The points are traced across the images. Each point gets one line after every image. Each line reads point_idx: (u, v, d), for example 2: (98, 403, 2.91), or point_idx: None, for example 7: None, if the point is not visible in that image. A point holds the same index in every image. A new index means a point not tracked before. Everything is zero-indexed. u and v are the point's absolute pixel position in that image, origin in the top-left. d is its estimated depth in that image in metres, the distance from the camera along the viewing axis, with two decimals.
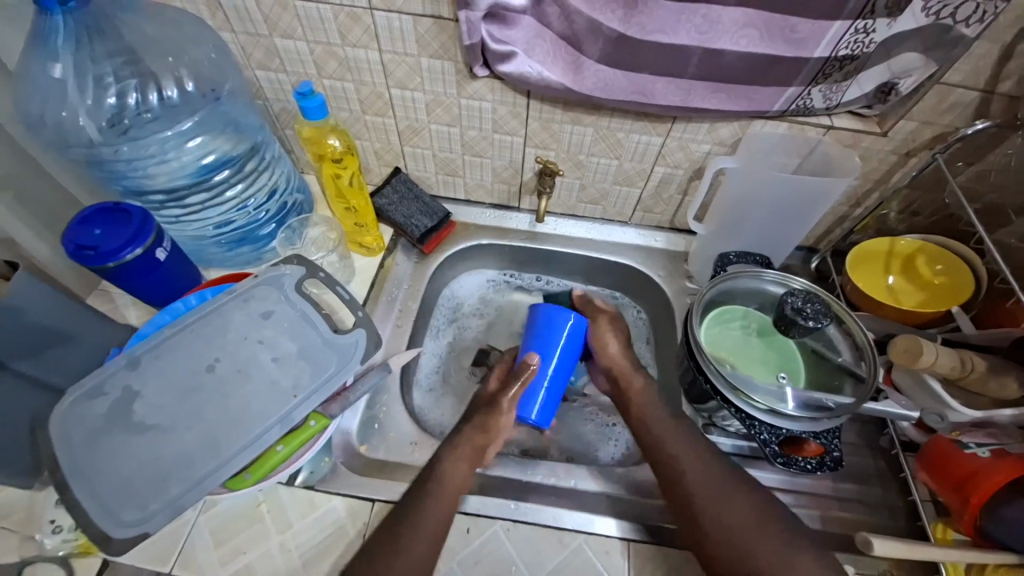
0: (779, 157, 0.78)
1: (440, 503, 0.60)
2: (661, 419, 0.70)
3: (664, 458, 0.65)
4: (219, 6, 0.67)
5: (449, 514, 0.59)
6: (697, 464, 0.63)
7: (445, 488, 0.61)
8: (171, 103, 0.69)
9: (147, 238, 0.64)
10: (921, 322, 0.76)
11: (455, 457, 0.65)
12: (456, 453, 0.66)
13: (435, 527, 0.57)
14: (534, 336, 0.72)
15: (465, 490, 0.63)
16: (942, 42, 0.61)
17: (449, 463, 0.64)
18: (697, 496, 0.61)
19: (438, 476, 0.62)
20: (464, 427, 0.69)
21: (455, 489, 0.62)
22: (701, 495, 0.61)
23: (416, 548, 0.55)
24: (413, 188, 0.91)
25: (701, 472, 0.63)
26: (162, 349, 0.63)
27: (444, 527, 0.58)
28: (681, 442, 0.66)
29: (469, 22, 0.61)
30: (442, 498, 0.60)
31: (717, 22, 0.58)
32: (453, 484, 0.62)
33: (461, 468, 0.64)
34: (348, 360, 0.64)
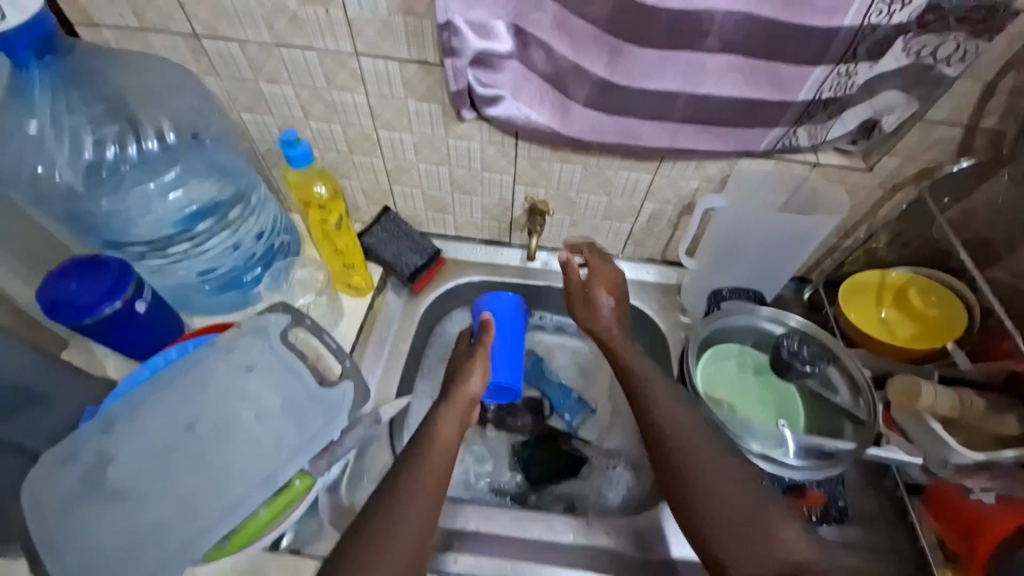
0: (767, 193, 0.78)
1: (434, 464, 0.58)
2: (656, 379, 0.67)
3: (646, 412, 0.64)
4: (203, 52, 0.67)
5: (443, 472, 0.58)
6: (676, 415, 0.63)
7: (437, 445, 0.60)
8: (151, 155, 0.69)
9: (126, 290, 0.62)
10: (915, 357, 0.76)
11: (446, 412, 0.64)
12: (446, 408, 0.64)
13: (430, 485, 0.56)
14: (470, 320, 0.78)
15: (456, 450, 0.62)
16: (923, 81, 0.62)
17: (440, 420, 0.63)
18: (676, 444, 0.60)
19: (431, 436, 0.60)
20: (447, 388, 0.67)
21: (445, 447, 0.61)
22: (678, 445, 0.60)
23: (416, 505, 0.54)
24: (402, 226, 0.90)
25: (683, 422, 0.62)
26: (138, 410, 0.60)
27: (438, 486, 0.57)
28: (662, 392, 0.65)
29: (454, 69, 0.62)
30: (435, 457, 0.59)
31: (703, 68, 0.58)
32: (445, 443, 0.61)
33: (450, 425, 0.62)
34: (335, 415, 0.63)
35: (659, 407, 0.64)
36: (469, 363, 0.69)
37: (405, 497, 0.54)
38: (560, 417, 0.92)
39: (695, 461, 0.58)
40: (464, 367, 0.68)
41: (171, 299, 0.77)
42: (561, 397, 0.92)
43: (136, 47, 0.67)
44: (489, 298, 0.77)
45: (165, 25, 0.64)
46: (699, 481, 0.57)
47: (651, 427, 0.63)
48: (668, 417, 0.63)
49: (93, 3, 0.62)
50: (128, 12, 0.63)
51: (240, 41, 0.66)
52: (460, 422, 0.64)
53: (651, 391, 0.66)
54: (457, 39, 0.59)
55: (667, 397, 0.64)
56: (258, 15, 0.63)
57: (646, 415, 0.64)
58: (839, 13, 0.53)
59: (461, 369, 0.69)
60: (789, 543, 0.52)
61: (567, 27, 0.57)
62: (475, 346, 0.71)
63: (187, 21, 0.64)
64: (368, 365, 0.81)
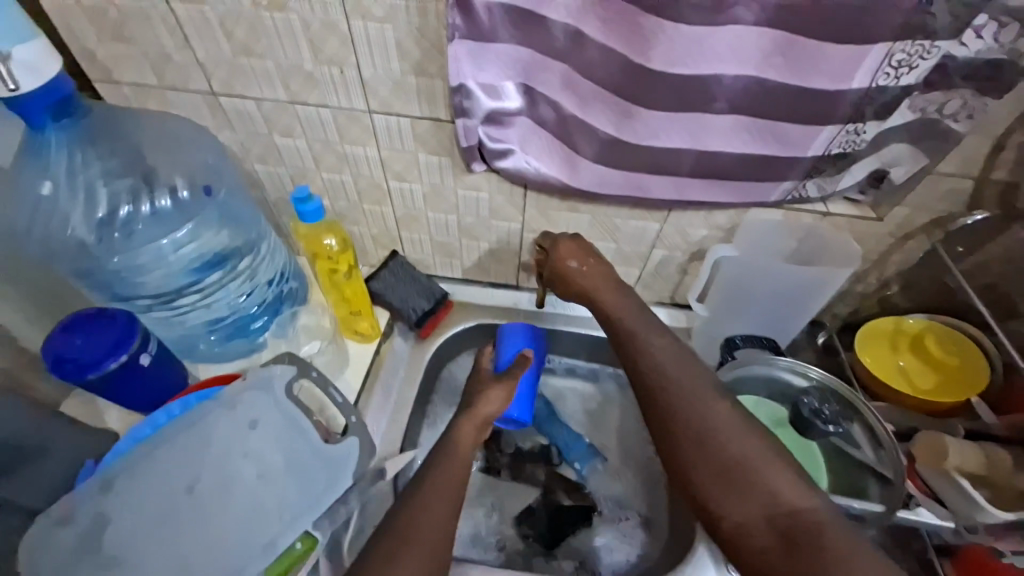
0: (775, 241, 0.78)
1: (454, 469, 0.63)
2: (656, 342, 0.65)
3: (638, 371, 0.63)
4: (220, 108, 0.69)
5: (461, 477, 0.62)
6: (667, 368, 0.62)
7: (458, 453, 0.65)
8: (164, 212, 0.70)
9: (133, 344, 0.63)
10: (935, 412, 0.75)
11: (466, 422, 0.68)
12: (466, 418, 0.69)
13: (449, 487, 0.60)
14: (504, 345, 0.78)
15: (472, 456, 0.66)
16: (931, 134, 0.62)
17: (461, 429, 0.68)
18: (668, 397, 0.60)
19: (451, 444, 0.65)
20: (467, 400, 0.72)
21: (463, 454, 0.65)
22: (670, 398, 0.60)
23: (437, 505, 0.58)
24: (410, 270, 0.90)
25: (675, 377, 0.61)
26: (138, 469, 0.60)
27: (455, 487, 0.61)
28: (654, 348, 0.64)
29: (465, 127, 0.63)
30: (455, 462, 0.64)
31: (711, 127, 0.58)
32: (464, 449, 0.66)
33: (469, 431, 0.67)
34: (340, 474, 0.63)
35: (652, 364, 0.63)
36: (494, 390, 0.72)
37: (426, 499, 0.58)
38: (570, 465, 0.89)
39: (686, 409, 0.58)
40: (486, 392, 0.72)
41: (176, 347, 0.77)
42: (569, 442, 0.89)
43: (155, 103, 0.69)
44: (514, 329, 0.78)
45: (184, 84, 0.66)
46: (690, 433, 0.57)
47: (643, 384, 0.62)
48: (660, 372, 0.62)
49: (116, 64, 0.65)
50: (149, 72, 0.65)
51: (256, 98, 0.67)
52: (477, 434, 0.69)
53: (642, 351, 0.64)
54: (469, 101, 0.60)
55: (660, 352, 0.63)
56: (274, 75, 0.64)
57: (638, 374, 0.63)
58: (846, 78, 0.54)
59: (482, 390, 0.73)
60: (778, 491, 0.52)
61: (576, 89, 0.58)
62: (502, 378, 0.73)
63: (205, 80, 0.66)
64: (373, 415, 0.79)
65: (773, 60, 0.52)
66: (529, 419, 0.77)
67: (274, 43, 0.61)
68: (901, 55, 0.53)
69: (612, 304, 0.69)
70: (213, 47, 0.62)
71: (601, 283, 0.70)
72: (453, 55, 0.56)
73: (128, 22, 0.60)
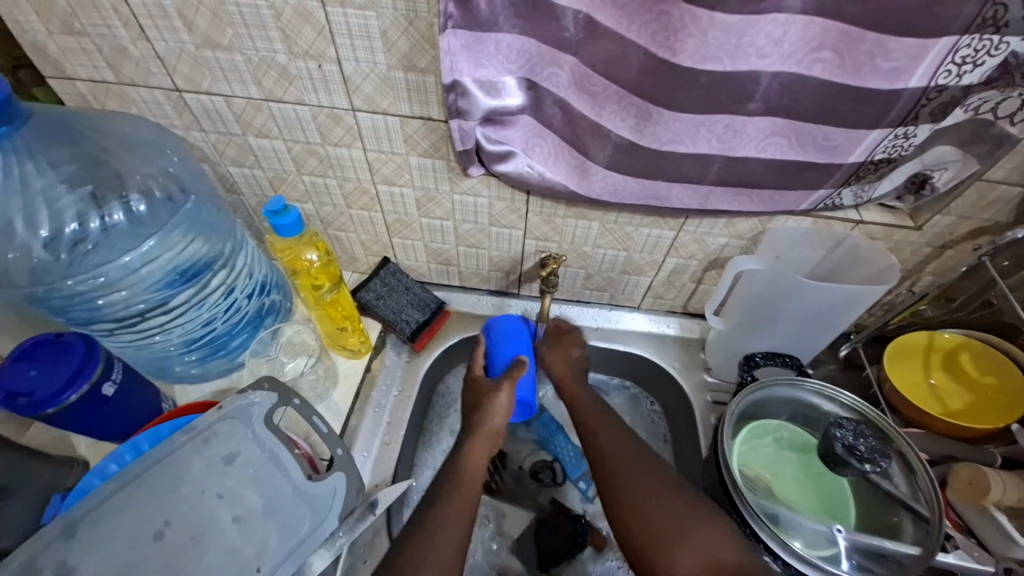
0: (802, 251, 0.71)
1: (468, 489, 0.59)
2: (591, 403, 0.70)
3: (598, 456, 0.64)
4: (186, 106, 0.62)
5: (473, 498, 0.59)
6: (622, 453, 0.63)
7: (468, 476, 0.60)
8: (117, 228, 0.62)
9: (93, 373, 0.58)
10: (972, 437, 0.67)
11: (474, 437, 0.64)
12: (474, 434, 0.65)
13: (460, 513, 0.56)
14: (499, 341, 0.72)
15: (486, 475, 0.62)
16: (983, 137, 0.54)
17: (471, 444, 0.64)
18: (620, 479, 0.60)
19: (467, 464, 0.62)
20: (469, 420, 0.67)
21: (472, 481, 0.60)
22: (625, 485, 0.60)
23: (453, 531, 0.55)
24: (404, 278, 0.83)
25: (626, 462, 0.62)
26: (103, 512, 0.55)
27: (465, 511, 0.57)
28: (609, 437, 0.65)
29: (461, 130, 0.56)
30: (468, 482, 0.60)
31: (741, 131, 0.52)
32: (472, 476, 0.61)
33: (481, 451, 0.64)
34: (325, 514, 0.58)
35: (609, 453, 0.63)
36: (497, 396, 0.67)
37: (437, 529, 0.54)
38: (575, 484, 0.83)
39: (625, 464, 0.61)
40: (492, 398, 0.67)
41: (149, 369, 0.72)
42: (574, 461, 0.84)
43: (117, 102, 0.62)
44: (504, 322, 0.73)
45: (144, 79, 0.59)
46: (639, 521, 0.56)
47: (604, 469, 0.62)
48: (612, 455, 0.63)
49: (67, 58, 0.58)
50: (104, 66, 0.58)
51: (225, 95, 0.60)
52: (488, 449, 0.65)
53: (600, 434, 0.66)
54: (465, 101, 0.53)
55: (605, 437, 0.65)
56: (244, 69, 0.57)
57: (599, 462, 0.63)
58: (903, 76, 0.47)
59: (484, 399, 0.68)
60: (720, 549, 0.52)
61: (587, 86, 0.51)
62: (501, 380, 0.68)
63: (167, 76, 0.59)
64: (362, 441, 0.73)
65: (819, 54, 0.45)
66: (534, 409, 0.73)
67: (241, 33, 0.53)
68: (964, 50, 0.45)
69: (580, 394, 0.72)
70: (173, 38, 0.55)
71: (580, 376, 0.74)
72: (447, 48, 0.48)
73: (78, 11, 0.53)
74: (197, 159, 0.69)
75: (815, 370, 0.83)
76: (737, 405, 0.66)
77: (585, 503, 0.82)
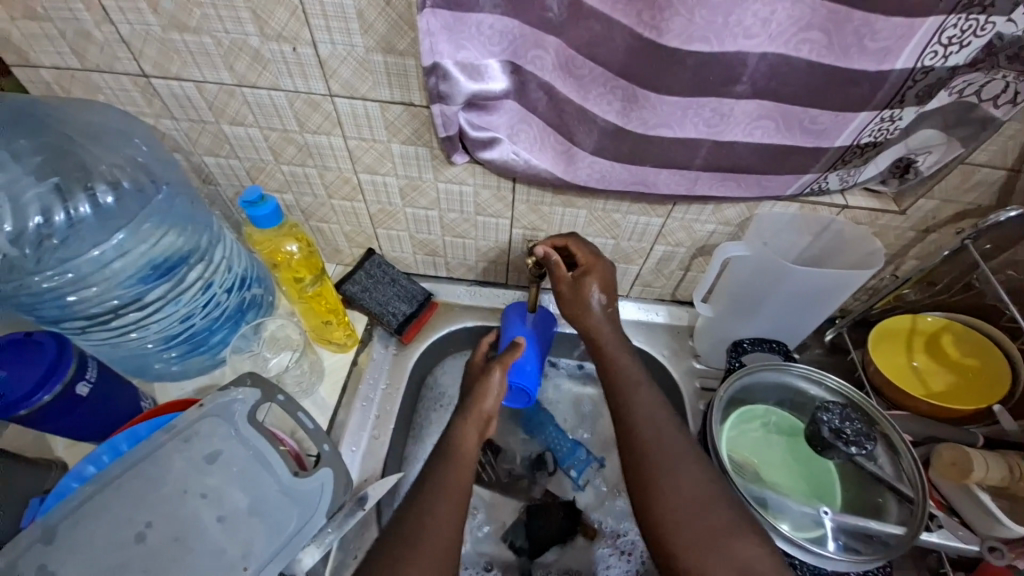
0: (788, 237, 0.71)
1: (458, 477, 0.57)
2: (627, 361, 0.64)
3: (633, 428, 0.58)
4: (155, 93, 0.59)
5: (466, 481, 0.57)
6: (662, 429, 0.57)
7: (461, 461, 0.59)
8: (83, 222, 0.59)
9: (65, 374, 0.57)
10: (956, 418, 0.68)
11: (465, 421, 0.63)
12: (467, 419, 0.63)
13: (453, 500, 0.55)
14: (511, 325, 0.73)
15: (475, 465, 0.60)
16: (967, 120, 0.54)
17: (460, 429, 0.62)
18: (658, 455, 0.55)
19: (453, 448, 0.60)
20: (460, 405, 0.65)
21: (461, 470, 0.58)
22: (664, 462, 0.55)
23: (448, 514, 0.53)
24: (389, 270, 0.81)
25: (668, 440, 0.56)
26: (82, 515, 0.53)
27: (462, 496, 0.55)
28: (653, 411, 0.59)
29: (444, 115, 0.54)
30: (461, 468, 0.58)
31: (729, 114, 0.51)
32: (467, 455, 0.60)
33: (472, 434, 0.62)
34: (312, 512, 0.57)
35: (649, 428, 0.57)
36: (488, 378, 0.66)
37: (432, 511, 0.53)
38: (566, 473, 0.84)
39: (648, 435, 0.57)
40: (484, 381, 0.66)
41: (126, 367, 0.69)
42: (567, 450, 0.85)
43: (82, 90, 0.59)
44: (521, 309, 0.74)
45: (110, 65, 0.56)
46: (669, 502, 0.52)
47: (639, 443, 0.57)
48: (656, 430, 0.57)
49: (28, 43, 0.54)
50: (68, 52, 0.55)
51: (197, 81, 0.58)
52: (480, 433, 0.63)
53: (642, 405, 0.59)
54: (446, 84, 0.51)
55: (631, 399, 0.60)
56: (215, 53, 0.54)
57: (632, 435, 0.58)
58: (891, 56, 0.46)
59: (477, 383, 0.67)
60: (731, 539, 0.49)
61: (572, 69, 0.50)
62: (492, 362, 0.68)
63: (134, 61, 0.56)
64: (350, 436, 0.71)
65: (807, 34, 0.45)
66: (531, 397, 0.71)
67: (210, 15, 0.51)
68: (951, 31, 0.45)
69: (619, 361, 0.64)
70: (138, 21, 0.52)
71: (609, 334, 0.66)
72: (426, 29, 0.47)
73: None
74: (169, 149, 0.66)
75: (802, 355, 0.84)
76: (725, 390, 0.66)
77: (575, 490, 0.83)
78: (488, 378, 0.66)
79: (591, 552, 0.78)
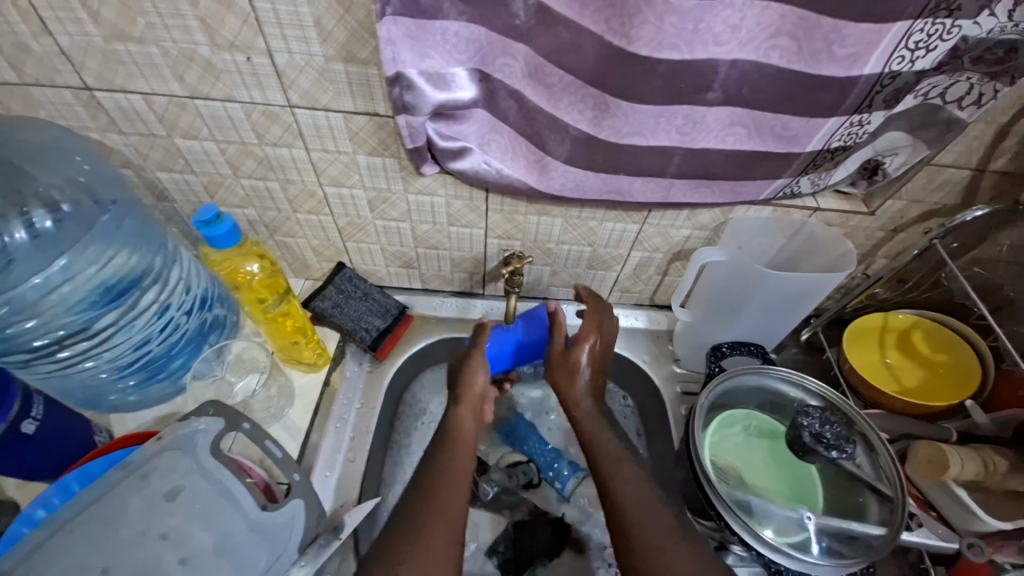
0: (762, 240, 0.71)
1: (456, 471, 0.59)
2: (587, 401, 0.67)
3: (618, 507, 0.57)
4: (99, 106, 0.55)
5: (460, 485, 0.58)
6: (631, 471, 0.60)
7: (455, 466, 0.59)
8: (19, 249, 0.55)
9: (8, 413, 0.53)
10: (929, 413, 0.69)
11: (462, 402, 0.64)
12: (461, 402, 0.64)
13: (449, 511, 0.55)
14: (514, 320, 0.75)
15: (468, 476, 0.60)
16: (932, 123, 0.55)
17: (457, 412, 0.64)
18: (642, 533, 0.55)
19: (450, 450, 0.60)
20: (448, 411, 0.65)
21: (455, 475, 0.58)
22: (647, 539, 0.54)
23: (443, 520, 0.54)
24: (361, 284, 0.78)
25: (649, 514, 0.56)
26: (30, 565, 0.49)
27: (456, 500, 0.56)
28: (635, 489, 0.58)
29: (410, 126, 0.52)
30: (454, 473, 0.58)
31: (701, 122, 0.50)
32: (465, 446, 0.62)
33: (468, 420, 0.64)
34: (284, 546, 0.55)
35: (632, 506, 0.57)
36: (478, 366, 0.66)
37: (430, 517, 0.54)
38: (551, 485, 0.81)
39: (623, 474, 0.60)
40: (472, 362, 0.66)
41: (79, 401, 0.65)
42: (549, 461, 0.82)
43: (18, 105, 0.55)
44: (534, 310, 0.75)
45: (48, 78, 0.52)
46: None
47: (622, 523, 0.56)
48: (636, 508, 0.57)
49: None
50: (1, 65, 0.51)
51: (144, 93, 0.54)
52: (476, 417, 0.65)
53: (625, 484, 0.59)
54: (411, 94, 0.49)
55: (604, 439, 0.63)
56: (162, 63, 0.51)
57: (618, 511, 0.57)
58: (860, 62, 0.46)
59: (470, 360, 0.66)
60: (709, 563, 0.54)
61: (542, 77, 0.48)
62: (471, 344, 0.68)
63: (75, 74, 0.52)
64: (323, 461, 0.68)
65: (777, 41, 0.44)
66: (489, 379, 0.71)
67: (155, 23, 0.47)
68: (917, 35, 0.45)
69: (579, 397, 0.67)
70: (77, 31, 0.48)
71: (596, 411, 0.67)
72: (387, 37, 0.45)
73: None
74: (118, 165, 0.62)
75: (779, 355, 0.84)
76: (706, 397, 0.66)
77: (561, 504, 0.81)
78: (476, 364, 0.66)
79: (578, 565, 0.76)
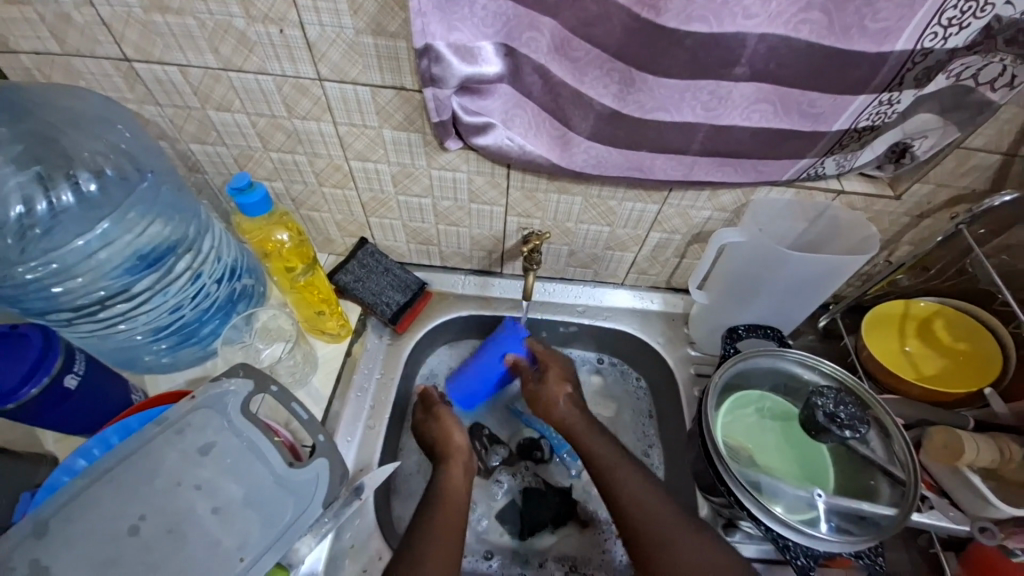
0: (785, 222, 0.71)
1: (451, 504, 0.62)
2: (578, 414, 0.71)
3: (621, 505, 0.61)
4: (137, 77, 0.57)
5: (456, 509, 0.61)
6: (612, 458, 0.65)
7: (449, 500, 0.62)
8: (67, 211, 0.58)
9: (53, 365, 0.56)
10: (947, 402, 0.68)
11: (450, 464, 0.67)
12: (451, 464, 0.67)
13: (445, 533, 0.58)
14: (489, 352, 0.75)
15: (463, 497, 0.64)
16: (963, 105, 0.54)
17: (447, 475, 0.66)
18: (627, 494, 0.61)
19: (440, 488, 0.64)
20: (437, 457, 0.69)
21: (453, 501, 0.62)
22: (639, 499, 0.60)
23: (441, 548, 0.56)
24: (382, 259, 0.80)
25: (632, 478, 0.62)
26: (74, 509, 0.53)
27: (452, 528, 0.59)
28: (627, 471, 0.63)
29: (436, 99, 0.53)
30: (449, 507, 0.61)
31: (726, 98, 0.50)
32: (456, 482, 0.65)
33: (459, 474, 0.66)
34: (307, 502, 0.56)
35: (628, 484, 0.62)
36: (451, 434, 0.71)
37: (429, 540, 0.56)
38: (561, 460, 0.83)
39: (610, 464, 0.64)
40: (444, 425, 0.72)
41: (116, 359, 0.68)
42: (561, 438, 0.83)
43: (62, 75, 0.57)
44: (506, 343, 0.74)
45: (90, 49, 0.54)
46: (651, 529, 0.58)
47: (625, 519, 0.60)
48: (632, 495, 0.61)
49: (6, 28, 0.52)
50: (47, 36, 0.53)
51: (180, 65, 0.56)
52: (466, 472, 0.68)
53: (619, 483, 0.62)
54: (439, 67, 0.50)
55: (590, 442, 0.67)
56: (198, 35, 0.53)
57: (613, 501, 0.61)
58: (890, 38, 0.46)
59: (442, 430, 0.71)
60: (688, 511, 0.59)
61: (568, 51, 0.48)
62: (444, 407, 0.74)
63: (114, 44, 0.54)
64: (344, 427, 0.71)
65: (807, 15, 0.44)
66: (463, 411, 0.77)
67: None
68: (951, 12, 0.45)
69: (568, 417, 0.71)
70: (118, 2, 0.50)
71: (579, 422, 0.70)
72: (417, 9, 0.45)
73: None
74: (154, 135, 0.64)
75: (795, 341, 0.84)
76: (722, 376, 0.67)
77: (570, 477, 0.83)
78: (450, 434, 0.70)
79: (589, 538, 0.78)
